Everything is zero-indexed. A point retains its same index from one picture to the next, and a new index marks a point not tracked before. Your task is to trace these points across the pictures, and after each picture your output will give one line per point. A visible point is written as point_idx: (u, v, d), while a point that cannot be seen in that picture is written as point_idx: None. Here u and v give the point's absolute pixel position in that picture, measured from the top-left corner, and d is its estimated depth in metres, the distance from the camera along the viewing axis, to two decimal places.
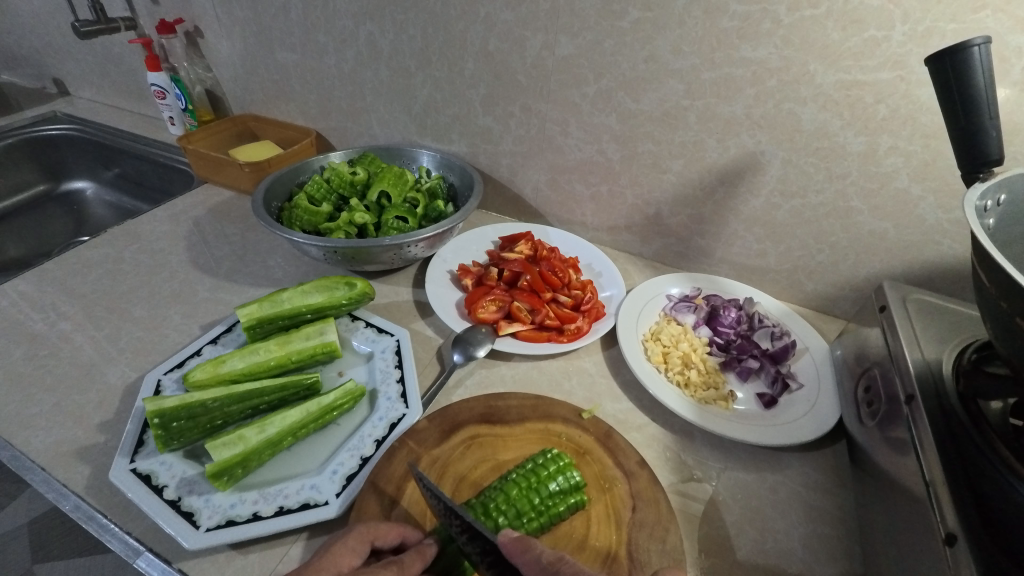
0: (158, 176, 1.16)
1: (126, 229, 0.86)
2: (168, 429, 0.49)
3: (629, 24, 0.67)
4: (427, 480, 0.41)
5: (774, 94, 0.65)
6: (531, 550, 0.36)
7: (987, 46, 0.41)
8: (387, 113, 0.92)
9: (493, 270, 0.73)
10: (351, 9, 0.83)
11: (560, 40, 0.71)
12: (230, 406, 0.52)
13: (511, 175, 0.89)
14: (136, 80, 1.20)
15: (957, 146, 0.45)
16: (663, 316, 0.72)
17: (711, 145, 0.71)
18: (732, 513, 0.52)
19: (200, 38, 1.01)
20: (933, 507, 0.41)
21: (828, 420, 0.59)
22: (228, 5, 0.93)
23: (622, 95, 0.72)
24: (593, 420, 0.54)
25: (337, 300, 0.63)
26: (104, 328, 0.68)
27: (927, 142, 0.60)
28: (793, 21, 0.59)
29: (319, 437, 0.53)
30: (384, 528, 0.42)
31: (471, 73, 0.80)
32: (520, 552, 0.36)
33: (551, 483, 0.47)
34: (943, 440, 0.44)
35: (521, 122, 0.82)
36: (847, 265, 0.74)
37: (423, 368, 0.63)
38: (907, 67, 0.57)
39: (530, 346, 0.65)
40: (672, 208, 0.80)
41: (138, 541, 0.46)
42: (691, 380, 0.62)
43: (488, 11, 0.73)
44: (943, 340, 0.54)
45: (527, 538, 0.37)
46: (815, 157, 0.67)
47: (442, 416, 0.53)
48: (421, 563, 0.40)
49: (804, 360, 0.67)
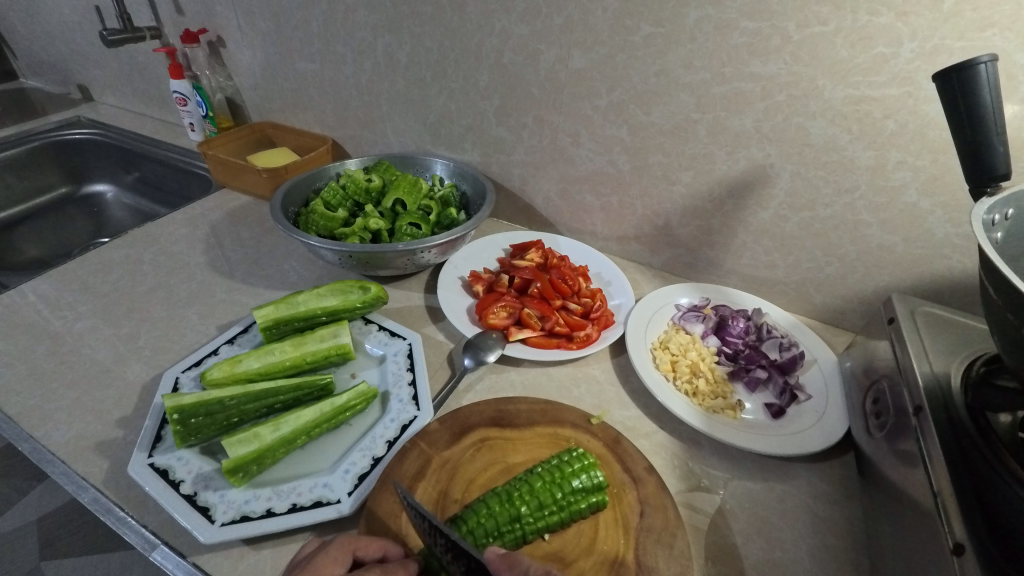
0: (177, 181, 1.19)
1: (146, 231, 0.89)
2: (186, 425, 0.50)
3: (640, 39, 0.68)
4: (410, 499, 0.40)
5: (783, 109, 0.66)
6: (517, 566, 0.37)
7: (994, 64, 0.42)
8: (402, 122, 0.94)
9: (504, 277, 0.74)
10: (370, 21, 0.85)
11: (574, 54, 0.73)
12: (246, 404, 0.53)
13: (522, 184, 0.90)
14: (159, 88, 1.23)
15: (965, 161, 0.46)
16: (671, 325, 0.72)
17: (720, 158, 0.72)
18: (739, 521, 0.52)
19: (222, 48, 1.05)
20: (940, 516, 0.42)
21: (836, 432, 0.59)
22: (251, 17, 0.96)
23: (634, 107, 0.74)
24: (601, 425, 0.55)
25: (352, 304, 0.64)
26: (123, 327, 0.70)
27: (935, 156, 0.61)
28: (803, 37, 0.60)
29: (333, 436, 0.54)
30: (365, 540, 0.43)
31: (485, 84, 0.82)
32: (506, 568, 0.38)
33: (574, 480, 0.47)
34: (952, 452, 0.44)
35: (533, 132, 0.83)
36: (856, 278, 0.74)
37: (434, 372, 0.64)
38: (915, 83, 0.58)
39: (539, 352, 0.65)
40: (682, 219, 0.81)
41: (154, 534, 0.47)
42: (699, 389, 0.62)
43: (503, 25, 0.75)
44: (952, 352, 0.54)
45: (514, 555, 0.38)
46: (824, 171, 0.68)
47: (452, 418, 0.54)
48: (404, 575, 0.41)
49: (812, 372, 0.67)
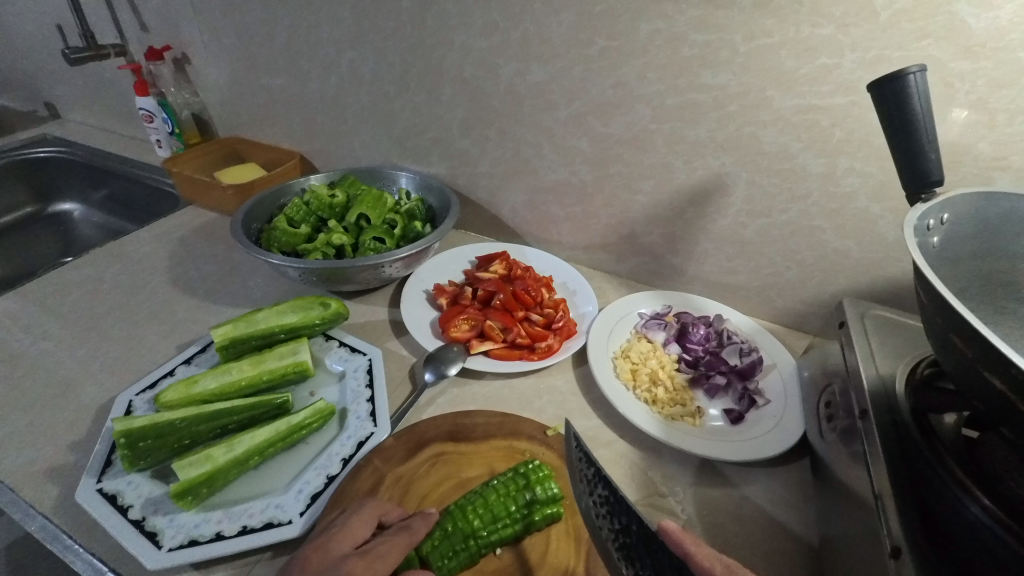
0: (145, 197, 1.18)
1: (109, 250, 0.88)
2: (135, 449, 0.49)
3: (596, 52, 0.69)
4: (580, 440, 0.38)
5: (735, 118, 0.67)
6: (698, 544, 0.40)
7: (923, 75, 0.44)
8: (368, 136, 0.94)
9: (468, 289, 0.74)
10: (333, 37, 0.85)
11: (532, 67, 0.74)
12: (199, 425, 0.53)
13: (489, 196, 0.91)
14: (126, 104, 1.22)
15: (901, 168, 0.47)
16: (634, 334, 0.73)
17: (678, 167, 0.74)
18: (697, 529, 0.53)
19: (188, 64, 1.04)
20: (880, 517, 0.42)
21: (792, 436, 0.60)
22: (215, 33, 0.96)
23: (593, 119, 0.75)
24: (558, 436, 0.55)
25: (312, 320, 0.64)
26: (80, 348, 0.69)
27: (881, 163, 0.63)
28: (749, 49, 0.62)
29: (289, 456, 0.54)
30: (389, 506, 0.47)
31: (448, 98, 0.83)
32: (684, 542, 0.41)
33: (528, 493, 0.47)
34: (894, 456, 0.45)
35: (497, 145, 0.84)
36: (814, 282, 0.75)
37: (395, 387, 0.64)
38: (858, 92, 0.60)
39: (501, 364, 0.66)
40: (645, 227, 0.81)
41: (101, 561, 0.46)
42: (658, 398, 0.63)
43: (463, 40, 0.76)
44: (898, 355, 0.56)
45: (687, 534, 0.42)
46: (778, 178, 0.69)
47: (409, 433, 0.54)
48: (425, 528, 0.44)
49: (771, 377, 0.68)
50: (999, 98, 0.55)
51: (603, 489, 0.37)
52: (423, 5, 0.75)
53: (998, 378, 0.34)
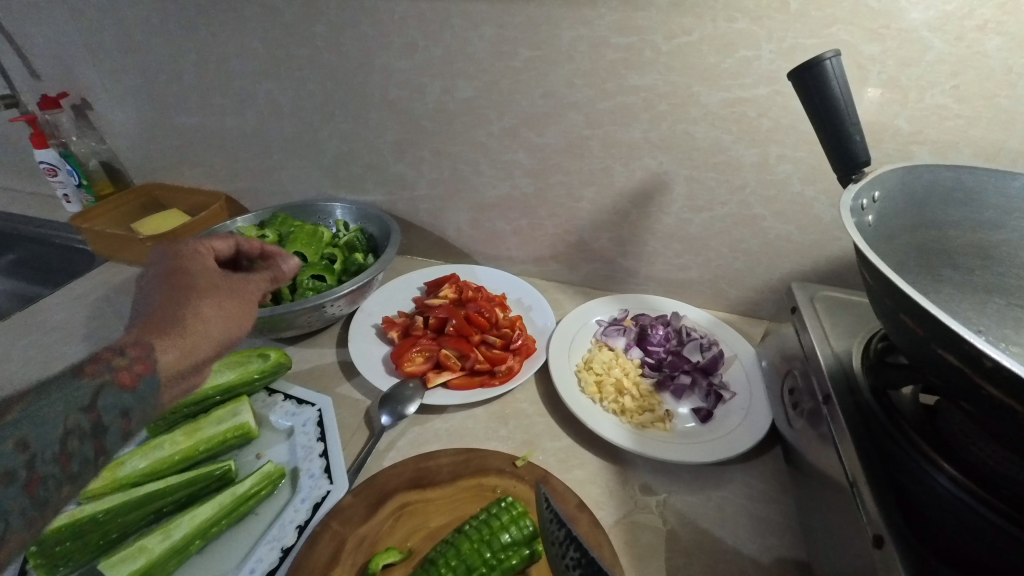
0: (59, 257, 1.07)
1: (13, 322, 0.78)
2: (50, 556, 0.44)
3: (521, 63, 0.68)
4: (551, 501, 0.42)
5: (666, 117, 0.67)
6: None
7: (838, 59, 0.44)
8: (296, 169, 0.90)
9: (419, 319, 0.71)
10: (245, 69, 0.81)
11: (458, 84, 0.72)
12: (127, 516, 0.48)
13: (431, 219, 0.88)
14: (25, 158, 1.12)
15: (831, 152, 0.48)
16: (595, 343, 0.71)
17: (618, 170, 0.73)
18: (681, 540, 0.51)
19: (90, 110, 0.96)
20: (859, 506, 0.41)
21: (762, 426, 0.60)
22: (116, 75, 0.89)
23: (526, 130, 0.73)
24: (527, 466, 0.52)
25: (250, 375, 0.59)
26: None
27: (810, 147, 0.64)
28: (671, 48, 0.62)
29: (236, 532, 0.49)
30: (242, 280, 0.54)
31: (375, 122, 0.79)
32: None
33: (504, 535, 0.44)
34: (863, 438, 0.45)
35: (433, 165, 0.81)
36: (762, 269, 0.76)
37: (351, 435, 0.59)
38: (779, 81, 0.61)
39: (462, 395, 0.62)
40: (593, 233, 0.81)
41: None
42: (626, 407, 0.61)
43: (384, 61, 0.73)
44: (851, 333, 0.56)
45: None
46: (715, 172, 0.69)
47: (368, 488, 0.49)
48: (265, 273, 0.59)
49: (734, 368, 0.68)
50: (908, 76, 0.57)
51: (574, 551, 0.37)
52: (337, 28, 0.72)
53: (952, 354, 0.34)
